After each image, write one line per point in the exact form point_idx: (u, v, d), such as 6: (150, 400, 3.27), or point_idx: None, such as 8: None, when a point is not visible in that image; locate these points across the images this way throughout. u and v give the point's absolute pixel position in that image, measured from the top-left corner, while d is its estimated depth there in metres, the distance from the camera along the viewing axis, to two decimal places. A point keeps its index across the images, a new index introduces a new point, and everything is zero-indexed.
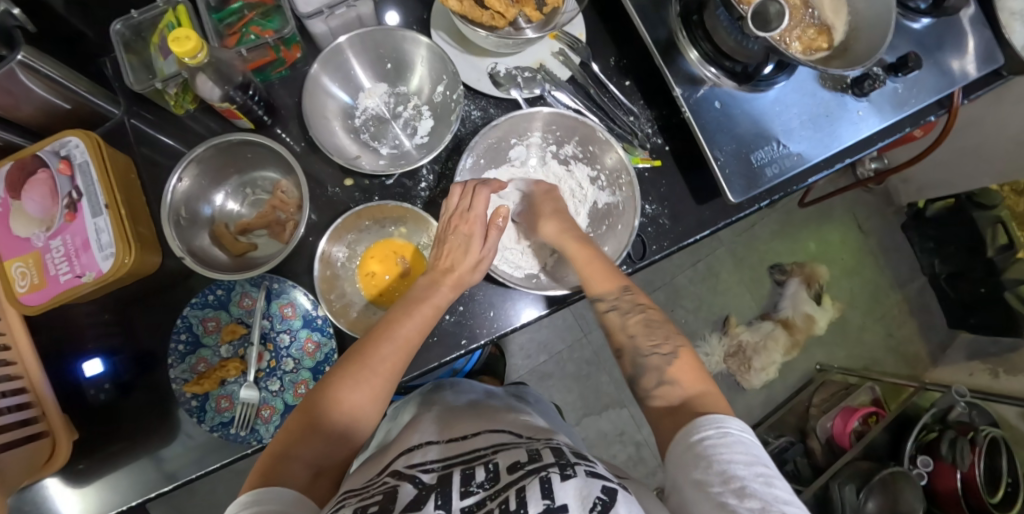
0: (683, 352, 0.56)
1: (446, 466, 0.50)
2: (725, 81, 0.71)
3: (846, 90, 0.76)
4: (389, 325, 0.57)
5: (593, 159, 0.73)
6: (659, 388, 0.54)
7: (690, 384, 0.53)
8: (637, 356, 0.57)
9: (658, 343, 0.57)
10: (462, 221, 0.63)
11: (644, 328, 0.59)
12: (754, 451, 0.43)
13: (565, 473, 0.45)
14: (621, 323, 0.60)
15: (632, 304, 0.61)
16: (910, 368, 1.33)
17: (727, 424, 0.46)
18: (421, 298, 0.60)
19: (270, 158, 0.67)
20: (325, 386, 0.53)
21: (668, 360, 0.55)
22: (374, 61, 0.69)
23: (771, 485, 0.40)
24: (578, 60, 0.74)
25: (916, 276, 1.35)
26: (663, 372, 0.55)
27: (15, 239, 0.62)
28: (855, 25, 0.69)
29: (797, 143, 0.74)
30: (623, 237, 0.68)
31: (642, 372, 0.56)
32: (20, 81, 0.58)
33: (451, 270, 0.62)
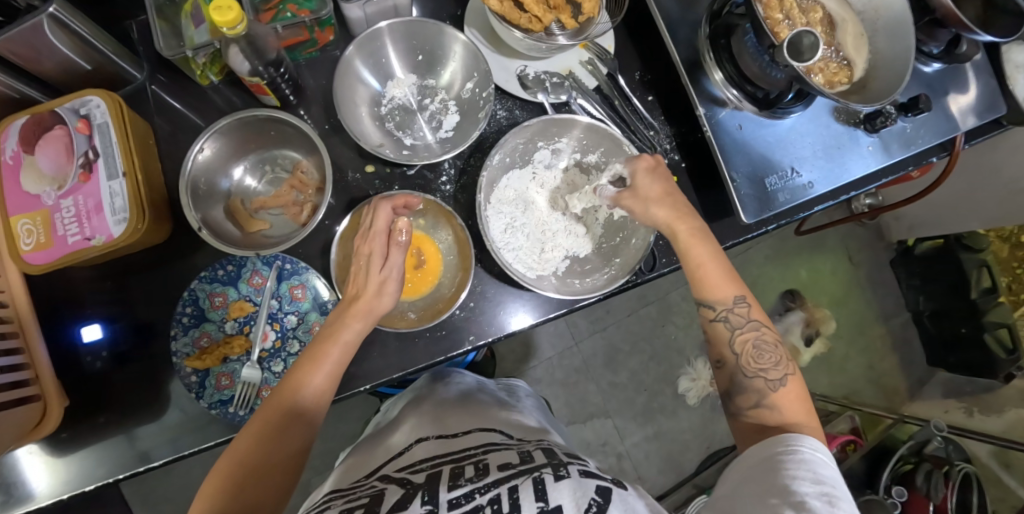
0: (792, 381, 0.56)
1: (435, 465, 0.55)
2: (746, 105, 0.73)
3: (858, 125, 0.79)
4: (297, 375, 0.54)
5: None
6: (754, 409, 0.56)
7: (792, 413, 0.54)
8: (738, 375, 0.57)
9: (765, 368, 0.56)
10: (365, 242, 0.60)
11: (753, 349, 0.57)
12: (823, 472, 0.45)
13: (558, 474, 0.49)
14: (728, 337, 0.58)
15: (745, 319, 0.58)
16: (888, 400, 1.37)
17: (801, 443, 0.48)
18: (326, 337, 0.57)
19: (296, 138, 0.66)
20: (235, 451, 0.50)
21: (774, 385, 0.56)
22: (406, 52, 0.69)
23: (833, 504, 0.42)
24: (606, 70, 0.74)
25: (901, 311, 1.39)
26: (764, 396, 0.55)
27: (25, 195, 0.61)
28: (874, 64, 0.72)
29: (809, 173, 0.77)
30: (634, 256, 0.68)
31: (739, 390, 0.57)
32: (45, 37, 0.57)
33: (358, 297, 0.59)
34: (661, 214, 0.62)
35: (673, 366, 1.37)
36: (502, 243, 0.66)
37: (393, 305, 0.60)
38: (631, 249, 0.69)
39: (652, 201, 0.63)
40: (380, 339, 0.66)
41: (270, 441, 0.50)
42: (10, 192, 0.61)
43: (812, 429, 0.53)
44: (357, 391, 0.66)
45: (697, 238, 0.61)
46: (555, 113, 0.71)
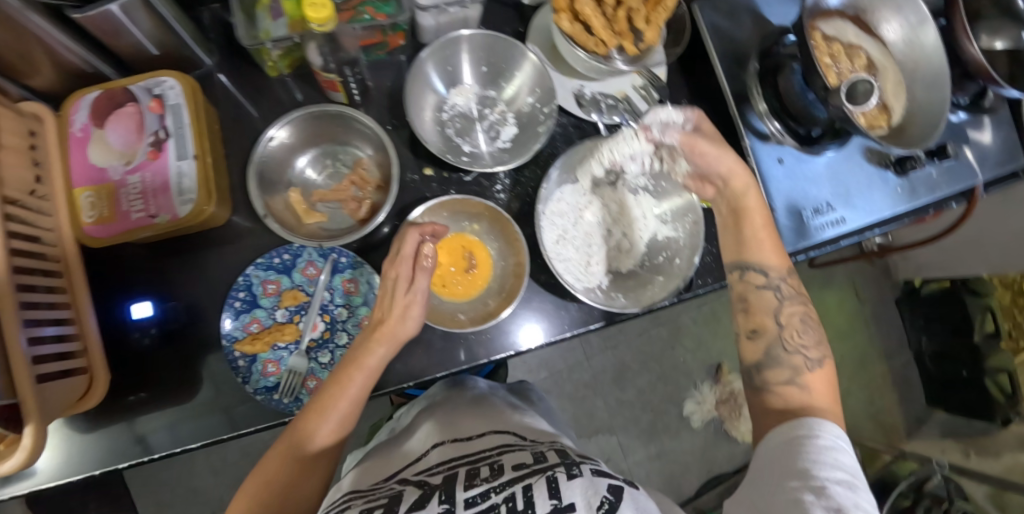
0: (827, 364, 0.59)
1: (451, 467, 0.56)
2: (787, 139, 0.76)
3: (889, 167, 0.83)
4: (322, 401, 0.56)
5: (661, 195, 0.75)
6: (784, 385, 0.57)
7: (821, 396, 0.56)
8: (778, 345, 0.59)
9: (808, 345, 0.59)
10: (391, 266, 0.59)
11: (799, 323, 0.60)
12: (842, 458, 0.47)
13: (571, 473, 0.50)
14: (774, 307, 0.61)
15: (794, 291, 0.62)
16: (887, 437, 1.40)
17: (822, 428, 0.50)
18: (351, 363, 0.57)
19: (365, 135, 0.68)
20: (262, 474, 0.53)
21: (811, 365, 0.58)
22: (472, 63, 0.72)
23: (852, 491, 0.44)
24: (657, 96, 0.76)
25: (903, 350, 1.43)
26: (799, 374, 0.57)
27: (90, 167, 0.62)
28: (911, 111, 0.75)
29: (842, 209, 0.80)
30: (680, 272, 0.70)
31: (773, 363, 0.59)
32: (129, 17, 0.59)
33: (382, 322, 0.58)
34: (724, 165, 0.65)
35: (679, 389, 1.39)
36: (554, 253, 0.68)
37: (417, 329, 0.59)
38: (675, 269, 0.71)
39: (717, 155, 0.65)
40: (427, 338, 0.67)
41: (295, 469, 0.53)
42: (76, 164, 0.62)
43: (835, 415, 0.55)
44: (389, 391, 0.66)
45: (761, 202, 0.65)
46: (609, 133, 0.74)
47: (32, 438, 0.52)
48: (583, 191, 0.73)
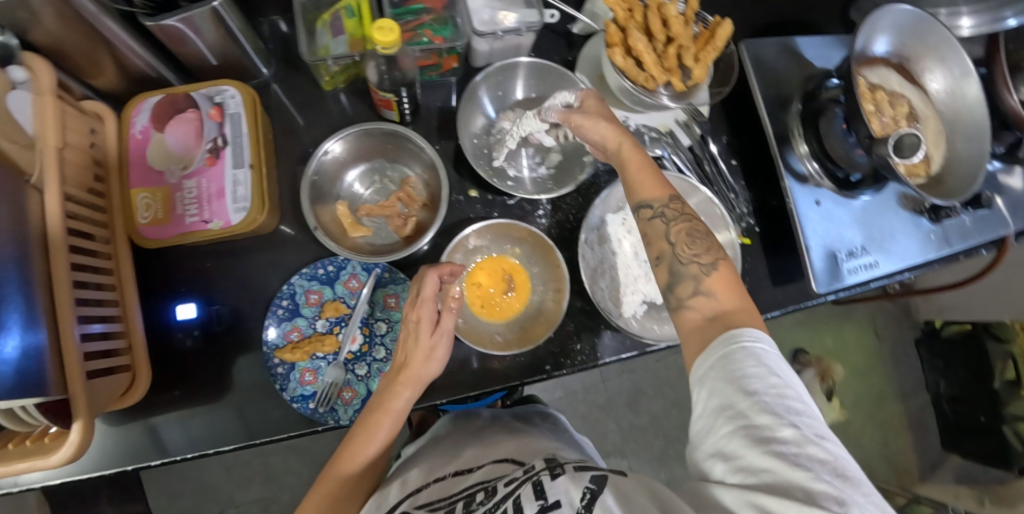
0: (723, 264, 0.54)
1: (449, 501, 0.55)
2: (825, 181, 0.78)
3: (923, 213, 0.83)
4: (353, 442, 0.57)
5: None
6: (694, 297, 0.53)
7: (729, 298, 0.52)
8: (674, 264, 0.55)
9: (699, 252, 0.55)
10: (411, 308, 0.58)
11: (686, 236, 0.55)
12: (769, 362, 0.45)
13: (554, 472, 0.52)
14: (663, 230, 0.56)
15: (678, 213, 0.56)
16: (899, 478, 1.40)
17: (744, 335, 0.46)
18: (378, 407, 0.57)
19: (417, 155, 0.70)
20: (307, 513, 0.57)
21: (707, 271, 0.54)
22: (523, 91, 0.74)
23: (784, 396, 0.43)
24: (698, 131, 0.79)
25: (920, 392, 1.43)
26: (700, 282, 0.53)
27: (149, 170, 0.63)
28: (950, 161, 0.76)
29: (875, 252, 0.80)
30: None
31: (678, 280, 0.54)
32: (197, 26, 0.60)
33: (405, 366, 0.58)
34: (605, 130, 0.61)
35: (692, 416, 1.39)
36: (592, 280, 0.69)
37: (440, 368, 0.59)
38: None
39: (596, 120, 0.62)
40: (461, 357, 0.67)
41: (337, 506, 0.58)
42: (135, 165, 0.64)
43: (747, 311, 0.51)
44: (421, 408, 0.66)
45: (637, 152, 0.60)
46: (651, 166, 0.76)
47: (79, 434, 0.52)
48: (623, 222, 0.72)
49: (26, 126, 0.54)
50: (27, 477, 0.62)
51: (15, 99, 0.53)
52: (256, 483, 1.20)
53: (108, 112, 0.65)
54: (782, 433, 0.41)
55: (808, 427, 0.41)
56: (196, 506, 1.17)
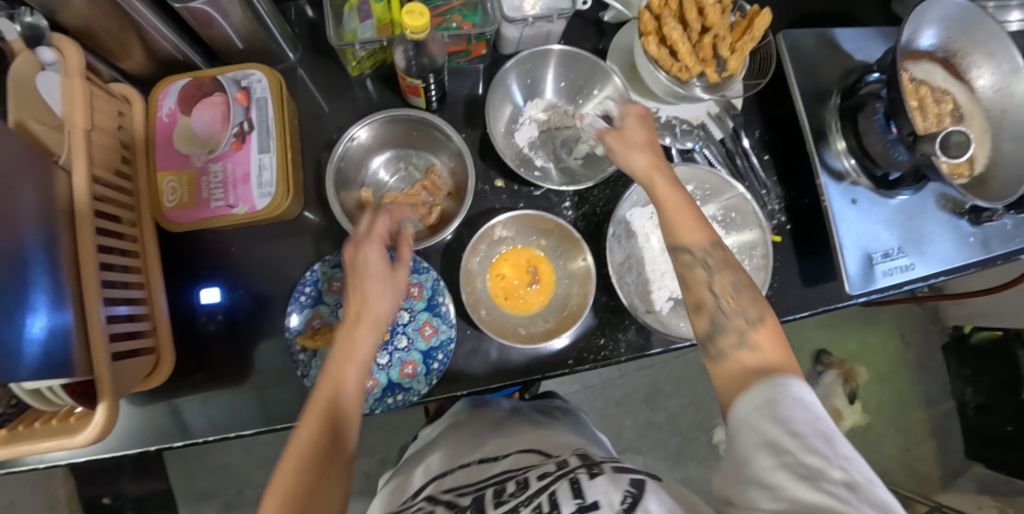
0: (771, 318, 0.51)
1: (479, 488, 0.54)
2: (863, 180, 0.75)
3: (963, 215, 0.80)
4: (326, 397, 0.48)
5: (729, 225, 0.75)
6: (737, 349, 0.50)
7: (774, 352, 0.49)
8: (718, 315, 0.52)
9: (744, 305, 0.52)
10: (364, 251, 0.54)
11: (731, 287, 0.53)
12: (816, 409, 0.42)
13: (593, 472, 0.50)
14: (706, 278, 0.54)
15: (721, 263, 0.54)
16: (919, 485, 1.38)
17: (790, 382, 0.44)
18: (345, 356, 0.50)
19: (443, 144, 0.69)
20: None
21: (753, 324, 0.51)
22: (553, 79, 0.72)
23: (832, 442, 0.39)
24: (731, 125, 0.76)
25: (945, 399, 1.41)
26: (745, 334, 0.50)
27: (175, 153, 0.63)
28: (995, 161, 0.72)
29: (911, 254, 0.77)
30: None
31: (719, 332, 0.52)
32: (227, 8, 0.59)
33: (362, 313, 0.53)
34: (642, 161, 0.58)
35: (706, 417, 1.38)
36: (618, 275, 0.67)
37: (395, 309, 0.55)
38: None
39: (634, 145, 0.59)
40: (484, 349, 0.67)
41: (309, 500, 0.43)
42: (162, 148, 0.63)
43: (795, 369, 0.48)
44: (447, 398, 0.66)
45: (671, 186, 0.57)
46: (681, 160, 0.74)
47: (105, 415, 0.52)
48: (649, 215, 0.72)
49: (56, 107, 0.55)
50: (53, 454, 0.63)
51: (43, 81, 0.54)
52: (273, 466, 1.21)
53: (136, 95, 0.65)
54: (829, 474, 0.37)
55: (860, 476, 0.37)
56: (215, 486, 1.19)
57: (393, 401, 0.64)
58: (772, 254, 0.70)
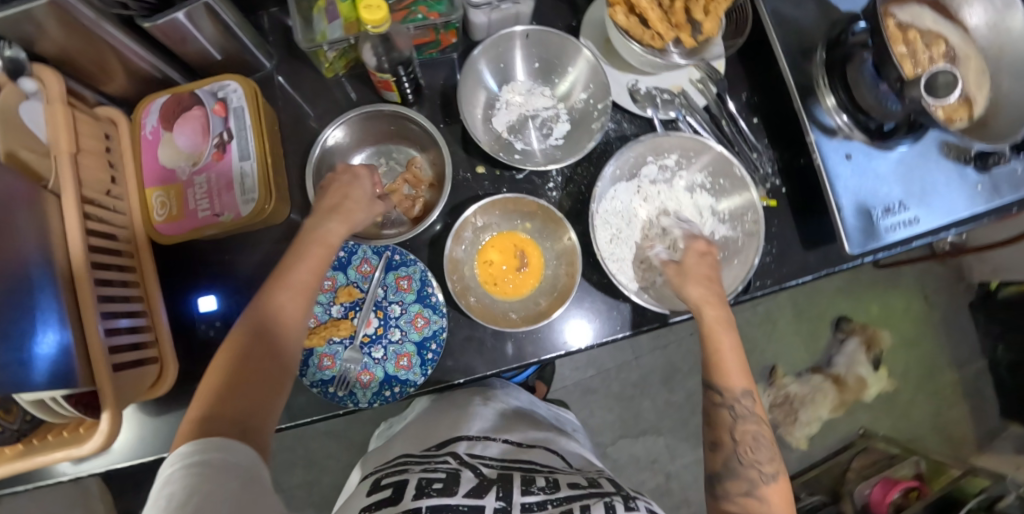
0: (781, 478, 0.57)
1: (505, 468, 0.60)
2: (856, 134, 0.72)
3: (969, 162, 0.77)
4: (258, 306, 0.54)
5: (720, 193, 0.72)
6: (744, 496, 0.56)
7: (780, 507, 0.55)
8: (733, 459, 0.57)
9: (761, 458, 0.57)
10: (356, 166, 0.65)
11: (752, 440, 0.58)
12: None
13: (628, 505, 0.53)
14: (731, 422, 0.59)
15: (749, 410, 0.59)
16: (953, 449, 1.35)
17: None
18: (281, 276, 0.56)
19: (421, 136, 0.70)
20: (201, 398, 0.48)
21: (767, 478, 0.57)
22: (525, 59, 0.71)
23: None
24: (715, 90, 0.74)
25: (976, 359, 1.37)
26: (756, 485, 0.56)
27: (160, 167, 0.65)
28: (997, 102, 0.69)
29: (916, 207, 0.75)
30: (739, 273, 0.68)
31: (730, 475, 0.57)
32: (197, 21, 0.60)
33: (340, 206, 0.61)
34: (695, 293, 0.62)
35: None
36: (607, 253, 0.67)
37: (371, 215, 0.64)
38: (732, 272, 0.69)
39: (690, 280, 0.63)
40: (479, 336, 0.67)
41: (238, 385, 0.49)
42: (148, 164, 0.65)
43: None
44: (450, 384, 0.67)
45: (719, 324, 0.61)
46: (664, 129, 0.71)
47: (110, 423, 0.54)
48: (636, 188, 0.72)
49: (42, 136, 0.58)
50: (91, 462, 0.66)
51: (26, 110, 0.56)
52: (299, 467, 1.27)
53: (122, 117, 0.67)
54: None
55: None
56: None
57: (391, 394, 0.65)
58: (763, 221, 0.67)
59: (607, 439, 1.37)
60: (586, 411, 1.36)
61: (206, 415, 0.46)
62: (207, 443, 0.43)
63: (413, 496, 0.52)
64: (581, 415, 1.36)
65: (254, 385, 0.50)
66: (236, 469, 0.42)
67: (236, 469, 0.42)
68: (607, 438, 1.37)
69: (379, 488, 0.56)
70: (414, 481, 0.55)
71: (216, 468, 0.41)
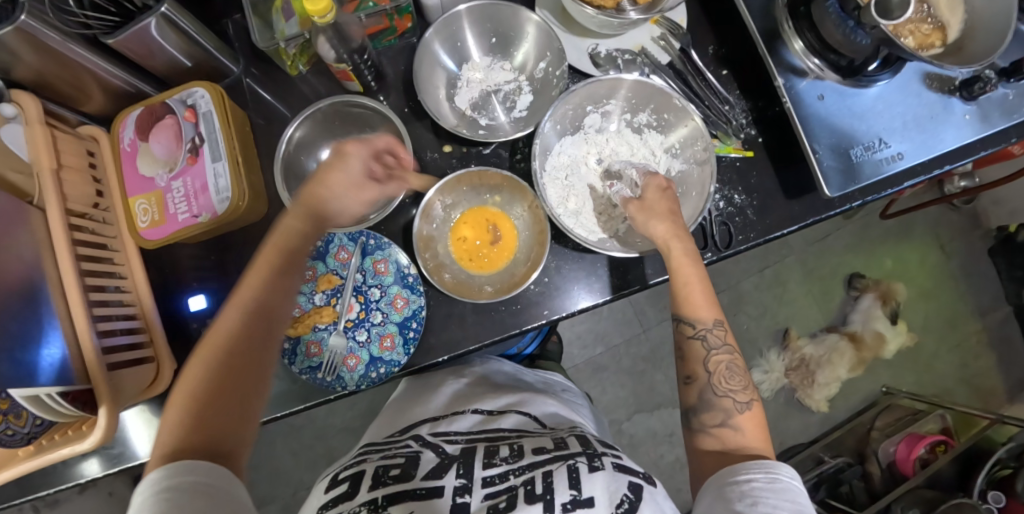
0: (755, 406, 0.59)
1: (470, 440, 0.65)
2: (828, 74, 0.70)
3: (953, 93, 0.73)
4: (231, 335, 0.51)
5: (666, 128, 0.72)
6: (718, 427, 0.58)
7: (753, 437, 0.57)
8: (707, 391, 0.60)
9: (735, 389, 0.59)
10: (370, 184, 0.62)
11: (724, 370, 0.60)
12: (799, 500, 0.49)
13: (592, 465, 0.56)
14: (704, 355, 0.61)
15: (720, 341, 0.61)
16: (984, 401, 1.30)
17: (778, 470, 0.51)
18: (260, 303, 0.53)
19: (373, 116, 0.70)
20: (166, 433, 0.47)
21: (741, 408, 0.59)
22: (480, 35, 0.72)
23: None
24: (678, 46, 0.74)
25: (1000, 305, 1.32)
26: (730, 416, 0.58)
27: (140, 177, 0.67)
28: (972, 24, 0.66)
29: (899, 143, 0.72)
30: (697, 204, 0.68)
31: (705, 407, 0.59)
32: (159, 33, 0.62)
33: (314, 205, 0.58)
34: (660, 229, 0.62)
35: (744, 358, 1.31)
36: (560, 210, 0.67)
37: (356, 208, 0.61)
38: (691, 203, 0.70)
39: (654, 215, 0.63)
40: (458, 313, 0.69)
41: (209, 406, 0.48)
42: (128, 175, 0.68)
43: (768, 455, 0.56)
44: (436, 362, 0.69)
45: (686, 258, 0.62)
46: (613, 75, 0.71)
47: (106, 418, 0.58)
48: (582, 140, 0.72)
49: (23, 154, 0.60)
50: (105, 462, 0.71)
51: (9, 133, 0.59)
52: (321, 464, 1.31)
53: (103, 133, 0.70)
54: None
55: None
56: (272, 489, 1.30)
57: (377, 375, 0.66)
58: (713, 145, 0.67)
59: (622, 415, 1.36)
60: (598, 389, 1.36)
61: (173, 451, 0.45)
62: (181, 469, 0.43)
63: (367, 489, 0.56)
64: (594, 393, 1.36)
65: (224, 415, 0.49)
66: (212, 491, 0.43)
67: (215, 494, 0.43)
68: (622, 414, 1.37)
69: (341, 479, 0.60)
70: (371, 469, 0.59)
71: (192, 492, 0.42)
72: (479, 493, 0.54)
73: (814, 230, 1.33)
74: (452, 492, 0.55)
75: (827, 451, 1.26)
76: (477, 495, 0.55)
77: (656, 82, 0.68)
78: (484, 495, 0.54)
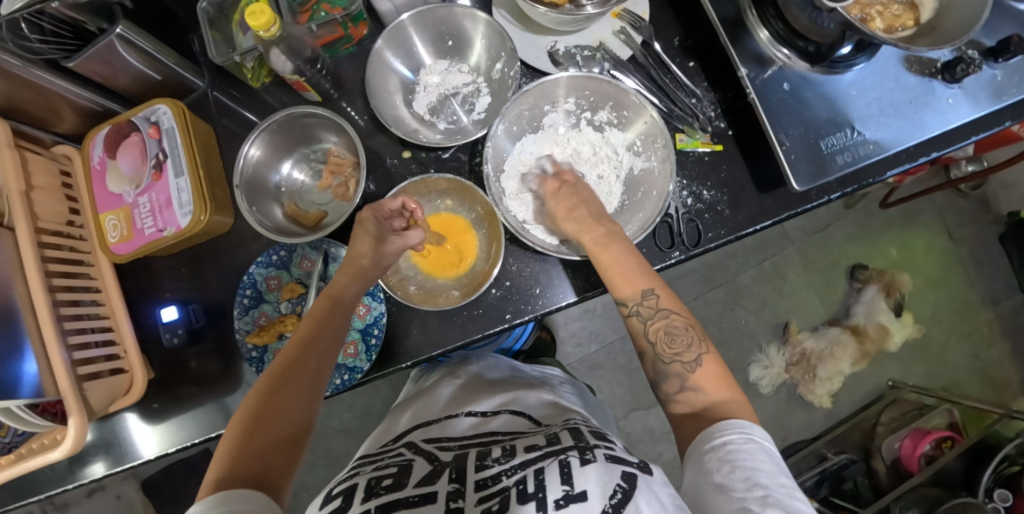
0: (708, 360, 0.56)
1: (463, 447, 0.60)
2: (796, 62, 0.68)
3: (935, 76, 0.68)
4: (280, 371, 0.55)
5: (627, 125, 0.72)
6: (681, 394, 0.56)
7: (730, 395, 0.55)
8: (658, 363, 0.58)
9: (680, 351, 0.57)
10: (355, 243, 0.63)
11: (666, 336, 0.57)
12: (778, 460, 0.47)
13: (585, 457, 0.51)
14: (643, 330, 0.59)
15: (656, 310, 0.59)
16: (997, 393, 1.25)
17: (752, 431, 0.49)
18: (307, 346, 0.57)
19: (329, 126, 0.71)
20: (217, 465, 0.49)
21: (691, 368, 0.56)
22: (435, 39, 0.72)
23: (792, 496, 0.44)
24: (640, 39, 0.72)
25: (1013, 293, 1.26)
26: (685, 379, 0.56)
27: (109, 194, 0.69)
28: (947, 2, 0.62)
29: (875, 131, 0.68)
30: (658, 202, 0.66)
31: (663, 378, 0.57)
32: (118, 53, 0.64)
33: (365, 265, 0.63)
34: (572, 228, 0.63)
35: (742, 353, 1.28)
36: (517, 212, 0.68)
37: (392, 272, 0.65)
38: (651, 202, 0.68)
39: (564, 219, 0.64)
40: (421, 319, 0.69)
41: (258, 439, 0.51)
42: (97, 192, 0.69)
43: (740, 404, 0.54)
44: (399, 368, 0.69)
45: (606, 243, 0.60)
46: (558, 72, 0.70)
47: (75, 428, 0.61)
48: (541, 139, 0.72)
49: None
50: (88, 468, 0.73)
51: None
52: (321, 465, 1.33)
53: (76, 152, 0.72)
54: None
55: None
56: None
57: (341, 381, 0.67)
58: (671, 140, 0.66)
59: (618, 413, 1.34)
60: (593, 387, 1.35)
61: (221, 479, 0.47)
62: (212, 503, 0.43)
63: (362, 500, 0.50)
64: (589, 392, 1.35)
65: (272, 446, 0.51)
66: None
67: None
68: (618, 412, 1.35)
69: (331, 496, 0.53)
70: (363, 482, 0.53)
71: None
72: (473, 497, 0.49)
73: (814, 220, 1.29)
74: (446, 497, 0.49)
75: (830, 447, 1.22)
76: (472, 498, 0.50)
77: (602, 77, 0.67)
78: (479, 499, 0.49)
